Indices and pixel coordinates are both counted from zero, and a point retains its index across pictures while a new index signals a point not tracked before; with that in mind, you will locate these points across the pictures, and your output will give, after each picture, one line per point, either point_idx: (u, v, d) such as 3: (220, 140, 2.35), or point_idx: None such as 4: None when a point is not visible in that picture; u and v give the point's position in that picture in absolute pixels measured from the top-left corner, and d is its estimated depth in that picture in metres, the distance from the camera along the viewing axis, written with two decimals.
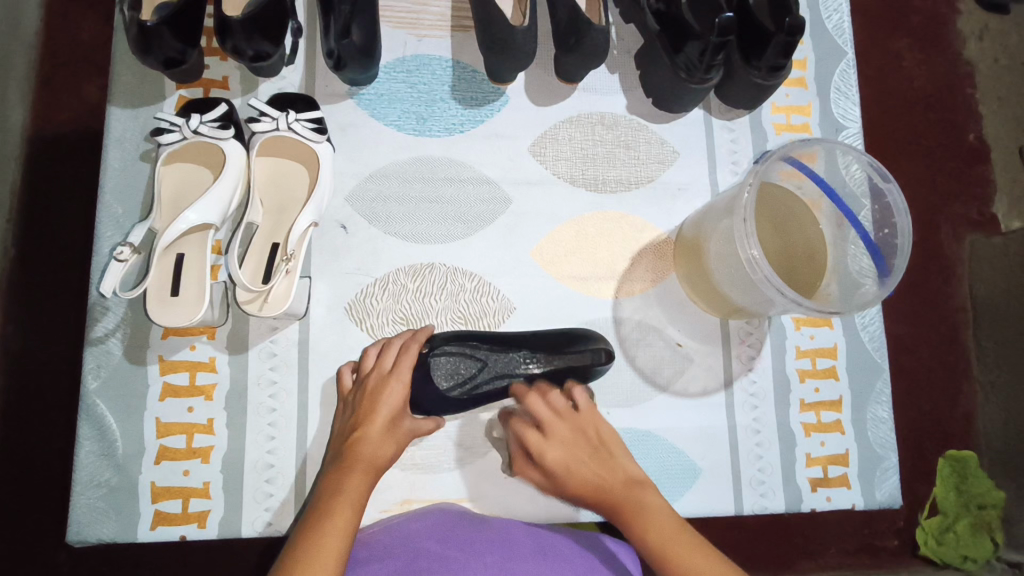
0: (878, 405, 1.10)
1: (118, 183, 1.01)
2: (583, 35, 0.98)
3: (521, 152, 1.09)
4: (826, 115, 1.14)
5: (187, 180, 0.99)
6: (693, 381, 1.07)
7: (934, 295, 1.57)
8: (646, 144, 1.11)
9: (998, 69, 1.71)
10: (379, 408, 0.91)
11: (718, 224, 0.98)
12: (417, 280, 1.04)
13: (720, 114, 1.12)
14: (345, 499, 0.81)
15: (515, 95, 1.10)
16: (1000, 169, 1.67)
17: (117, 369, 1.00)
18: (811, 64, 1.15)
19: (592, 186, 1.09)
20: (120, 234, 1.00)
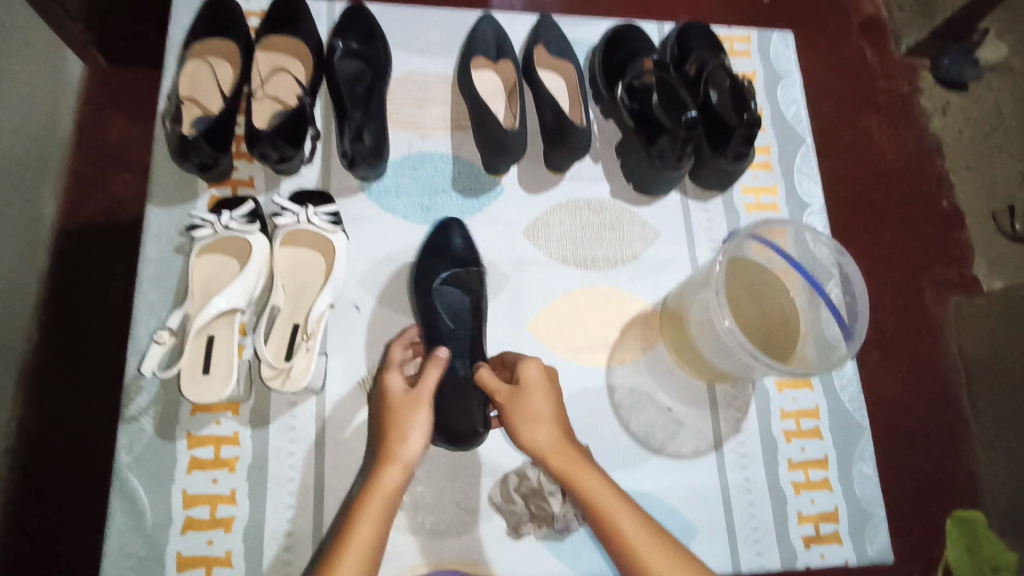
0: (863, 464, 1.13)
1: (153, 273, 1.08)
2: (567, 133, 1.09)
3: (518, 234, 1.16)
4: (792, 194, 1.23)
5: (217, 270, 1.05)
6: (685, 442, 1.10)
7: (923, 355, 1.62)
8: (630, 225, 1.19)
9: (963, 141, 1.84)
10: (408, 418, 0.92)
11: (696, 294, 1.06)
12: None
13: (696, 196, 1.21)
14: (371, 516, 0.84)
15: (509, 184, 1.19)
16: (975, 234, 1.75)
17: (149, 445, 1.03)
18: (774, 149, 1.25)
19: (584, 263, 1.16)
20: (157, 319, 1.06)
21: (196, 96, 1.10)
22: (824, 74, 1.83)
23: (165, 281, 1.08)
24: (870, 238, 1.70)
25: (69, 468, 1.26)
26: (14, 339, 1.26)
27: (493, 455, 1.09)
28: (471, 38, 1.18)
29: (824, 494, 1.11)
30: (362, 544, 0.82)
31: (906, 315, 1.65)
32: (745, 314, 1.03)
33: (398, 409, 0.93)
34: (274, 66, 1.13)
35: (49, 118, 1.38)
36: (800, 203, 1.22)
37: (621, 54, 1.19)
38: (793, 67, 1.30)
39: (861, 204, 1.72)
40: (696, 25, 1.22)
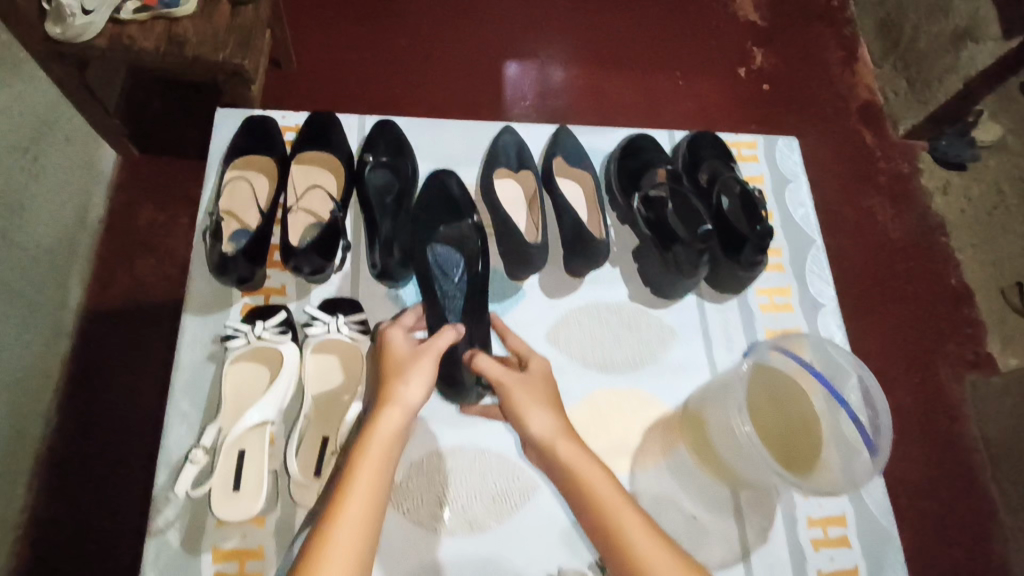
0: (892, 571, 1.10)
1: (186, 381, 1.07)
2: (587, 243, 1.13)
3: (535, 330, 1.17)
4: (804, 295, 1.23)
5: (249, 380, 1.07)
6: (713, 553, 1.07)
7: (945, 437, 1.59)
8: (648, 326, 1.20)
9: (967, 218, 1.86)
10: (410, 372, 0.97)
11: (717, 401, 1.09)
12: (447, 462, 1.11)
13: (711, 297, 1.23)
14: (374, 459, 0.87)
15: (530, 289, 1.20)
16: (985, 311, 1.76)
17: (174, 559, 0.98)
18: (785, 250, 1.27)
19: (602, 366, 1.16)
20: (188, 429, 1.05)
21: (235, 211, 1.15)
22: (826, 157, 1.89)
23: (196, 384, 1.07)
24: (881, 317, 1.71)
25: (82, 558, 1.25)
26: (32, 425, 1.27)
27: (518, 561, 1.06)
28: (494, 149, 1.24)
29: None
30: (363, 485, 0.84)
31: (924, 395, 1.64)
32: (763, 419, 1.05)
33: (399, 363, 0.98)
34: (307, 179, 1.19)
35: (81, 207, 1.43)
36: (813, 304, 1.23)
37: (634, 164, 1.26)
38: (798, 169, 1.33)
39: (870, 283, 1.74)
40: (705, 135, 1.28)
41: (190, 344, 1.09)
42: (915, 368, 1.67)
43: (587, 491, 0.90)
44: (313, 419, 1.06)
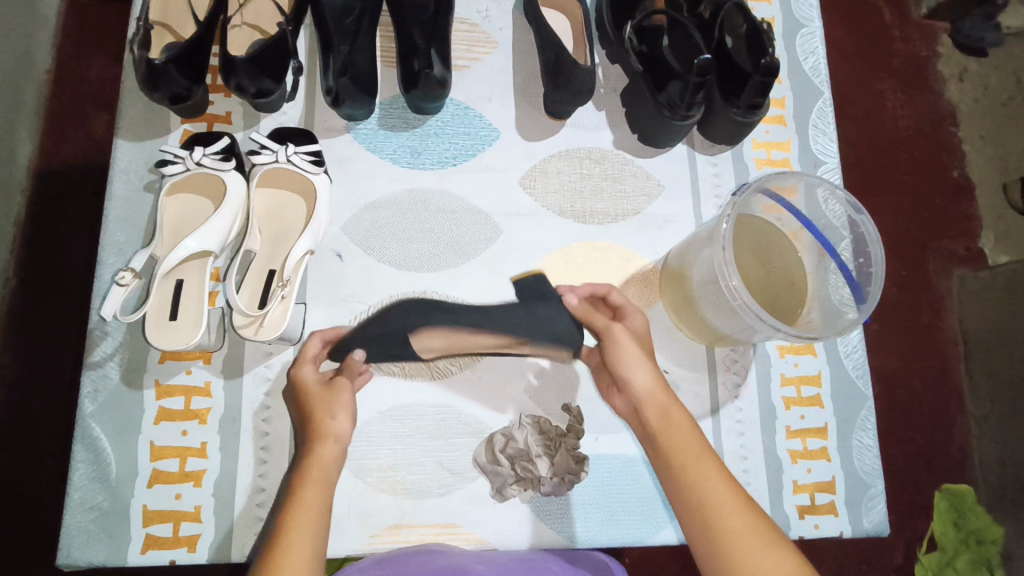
0: (859, 452, 0.69)
1: (133, 179, 0.65)
2: (566, 64, 0.66)
3: (504, 80, 0.73)
4: (794, 79, 0.79)
5: (139, 129, 0.66)
6: (693, 401, 0.68)
7: (928, 342, 0.99)
8: (658, 151, 0.73)
9: (991, 101, 1.11)
10: (329, 402, 0.56)
11: (691, 252, 0.65)
12: (331, 286, 0.65)
13: (703, 149, 0.75)
14: (307, 502, 0.48)
15: (498, 71, 0.73)
16: (986, 202, 1.07)
17: (118, 401, 0.60)
18: (779, 24, 0.80)
19: (581, 210, 0.70)
20: (130, 248, 0.63)
21: None
22: (852, 49, 1.08)
23: (27, 246, 0.82)
24: (885, 208, 1.03)
25: None
26: None
27: (477, 412, 0.64)
28: None
29: (830, 477, 0.68)
30: (307, 527, 0.46)
31: (909, 296, 1.01)
32: (751, 272, 0.64)
33: (314, 396, 0.56)
34: None
35: None
36: (819, 170, 0.76)
37: None
38: (821, 16, 0.82)
39: (875, 156, 1.06)
40: None
41: (17, 221, 0.81)
42: (890, 263, 1.03)
43: (667, 435, 0.53)
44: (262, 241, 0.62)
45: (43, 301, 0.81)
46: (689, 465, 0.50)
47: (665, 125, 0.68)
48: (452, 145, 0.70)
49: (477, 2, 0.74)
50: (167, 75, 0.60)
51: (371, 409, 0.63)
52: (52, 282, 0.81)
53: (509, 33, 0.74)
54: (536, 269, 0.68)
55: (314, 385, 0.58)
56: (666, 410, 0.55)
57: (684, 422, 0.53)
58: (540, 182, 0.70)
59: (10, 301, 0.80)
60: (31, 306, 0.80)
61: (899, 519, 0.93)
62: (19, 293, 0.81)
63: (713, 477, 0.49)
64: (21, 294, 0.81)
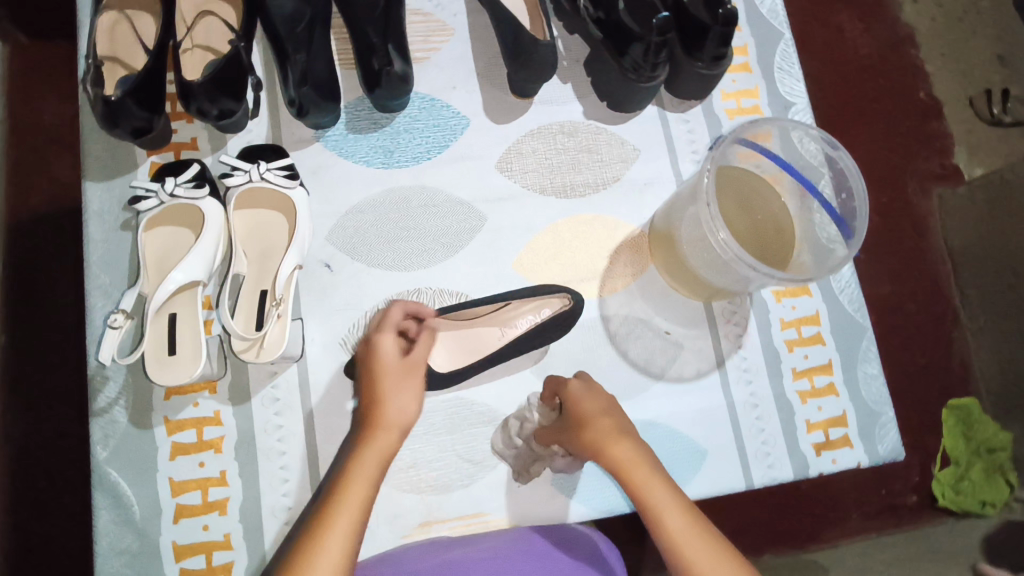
0: (868, 383, 0.70)
1: (108, 220, 0.64)
2: (524, 43, 0.65)
3: (466, 66, 0.72)
4: (754, 22, 0.78)
5: (106, 167, 0.65)
6: (699, 357, 0.68)
7: (917, 264, 1.00)
8: (629, 116, 0.73)
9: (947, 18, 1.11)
10: (398, 385, 0.54)
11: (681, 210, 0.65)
12: (325, 297, 0.64)
13: (672, 107, 0.74)
14: (351, 502, 0.47)
15: (458, 59, 0.72)
16: (954, 119, 1.08)
17: (131, 444, 0.59)
18: None
19: (562, 186, 0.70)
20: (119, 289, 0.62)
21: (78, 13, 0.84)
22: None
23: (10, 303, 0.81)
24: (859, 140, 1.04)
25: None
26: None
27: (489, 400, 0.64)
28: None
29: (841, 411, 0.69)
30: (342, 527, 0.45)
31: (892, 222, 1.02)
32: (735, 223, 0.65)
33: (388, 375, 0.55)
34: None
35: None
36: (790, 112, 0.77)
37: None
38: None
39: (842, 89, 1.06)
40: None
41: None
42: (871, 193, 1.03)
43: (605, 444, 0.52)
44: (249, 262, 0.61)
45: (38, 355, 0.80)
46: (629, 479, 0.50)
47: (634, 88, 0.68)
48: (424, 139, 0.69)
49: None
50: (126, 109, 0.59)
51: None
52: (43, 335, 0.80)
53: (464, 18, 0.73)
54: (525, 250, 0.68)
55: (391, 359, 0.55)
56: (608, 416, 0.54)
57: (618, 425, 0.53)
58: (516, 162, 0.70)
59: (5, 359, 0.79)
60: (25, 362, 0.79)
61: (912, 439, 0.94)
62: (13, 350, 0.80)
63: (658, 488, 0.49)
64: (14, 350, 0.80)
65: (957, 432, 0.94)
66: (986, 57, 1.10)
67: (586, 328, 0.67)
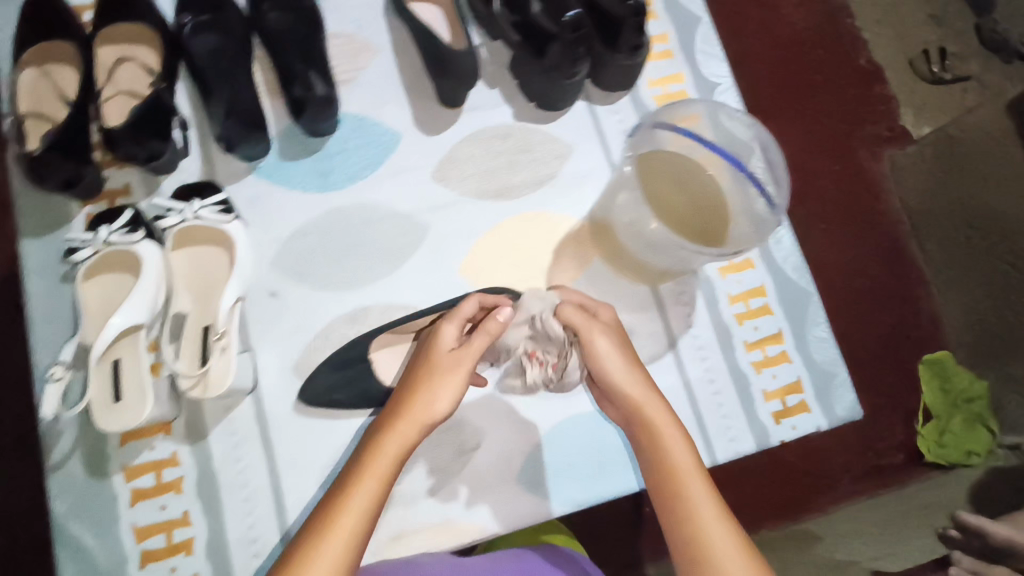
0: (820, 347, 0.72)
1: (47, 273, 0.64)
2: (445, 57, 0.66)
3: (393, 81, 0.72)
4: (672, 8, 0.80)
5: (40, 221, 0.65)
6: (652, 341, 0.69)
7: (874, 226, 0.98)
8: (560, 115, 0.74)
9: None
10: (438, 378, 0.50)
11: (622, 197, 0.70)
12: (273, 325, 0.64)
13: (601, 101, 0.75)
14: (375, 484, 0.46)
15: (384, 75, 0.72)
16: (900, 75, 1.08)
17: (89, 494, 0.59)
18: None
19: (501, 189, 0.71)
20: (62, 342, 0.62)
21: None
22: None
23: None
24: None
25: None
26: None
27: None
28: None
29: (795, 378, 0.70)
30: (355, 521, 0.44)
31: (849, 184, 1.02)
32: (675, 204, 0.66)
33: (436, 365, 0.50)
34: None
35: None
36: (715, 92, 0.78)
37: None
38: None
39: None
40: None
41: None
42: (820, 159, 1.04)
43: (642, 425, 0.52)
44: (190, 300, 0.62)
45: None
46: (655, 438, 0.51)
47: (560, 89, 0.70)
48: (358, 158, 0.70)
49: (348, 12, 0.73)
50: (51, 163, 0.59)
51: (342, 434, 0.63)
52: None
53: (386, 34, 0.73)
54: (471, 254, 0.68)
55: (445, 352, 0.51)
56: (643, 396, 0.53)
57: (653, 400, 0.53)
58: (453, 171, 0.70)
59: None
60: None
61: None
62: None
63: (679, 451, 0.50)
64: None
65: (935, 385, 0.91)
66: (923, 15, 1.06)
67: None
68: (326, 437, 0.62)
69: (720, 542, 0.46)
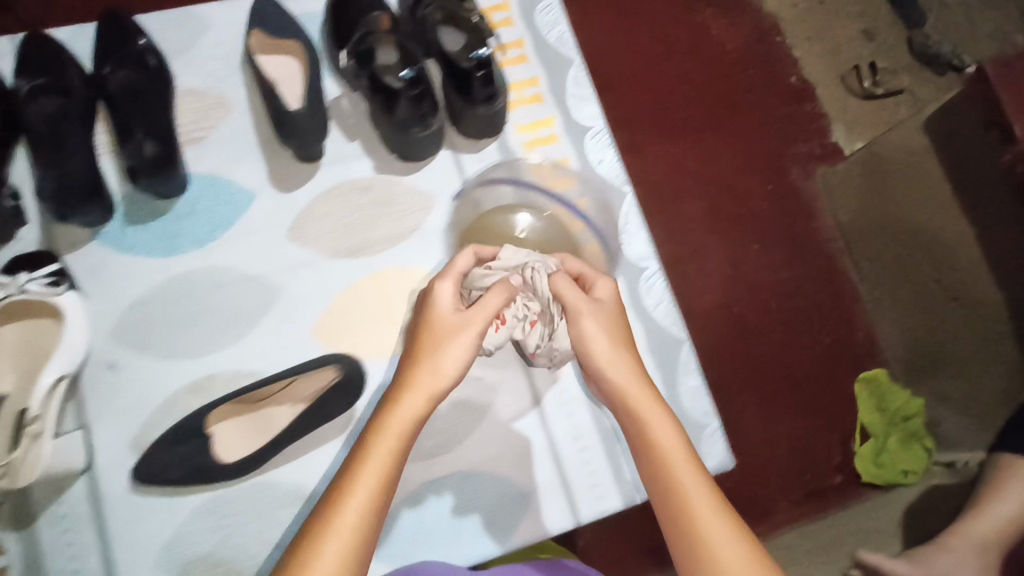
0: (691, 397, 0.71)
1: None
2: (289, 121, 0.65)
3: (247, 138, 0.70)
4: (544, 51, 0.79)
5: None
6: (514, 398, 0.68)
7: (803, 247, 0.98)
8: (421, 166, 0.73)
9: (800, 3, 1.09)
10: (445, 342, 0.51)
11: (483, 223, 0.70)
12: (112, 399, 0.62)
13: (466, 148, 0.74)
14: (381, 460, 0.46)
15: (238, 132, 0.70)
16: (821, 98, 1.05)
17: None
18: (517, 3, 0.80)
19: (356, 246, 0.69)
20: None
21: None
22: None
23: None
24: None
25: None
26: None
27: (296, 478, 0.63)
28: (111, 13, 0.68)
29: None
30: (364, 496, 0.44)
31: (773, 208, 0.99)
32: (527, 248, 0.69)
33: (440, 331, 0.52)
34: None
35: None
36: (587, 135, 0.77)
37: None
38: None
39: None
40: None
41: None
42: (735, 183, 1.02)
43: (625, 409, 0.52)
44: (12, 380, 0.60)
45: None
46: (644, 422, 0.51)
47: (413, 142, 0.69)
48: (206, 220, 0.68)
49: (200, 66, 0.71)
50: None
51: (183, 510, 0.61)
52: None
53: (242, 89, 0.71)
54: (324, 315, 0.67)
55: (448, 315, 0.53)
56: (635, 377, 0.53)
57: (638, 383, 0.53)
58: (308, 230, 0.69)
59: None
60: None
61: None
62: None
63: (666, 431, 0.50)
64: None
65: (871, 404, 0.93)
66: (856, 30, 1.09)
67: None
68: (168, 515, 0.61)
69: (710, 516, 0.46)
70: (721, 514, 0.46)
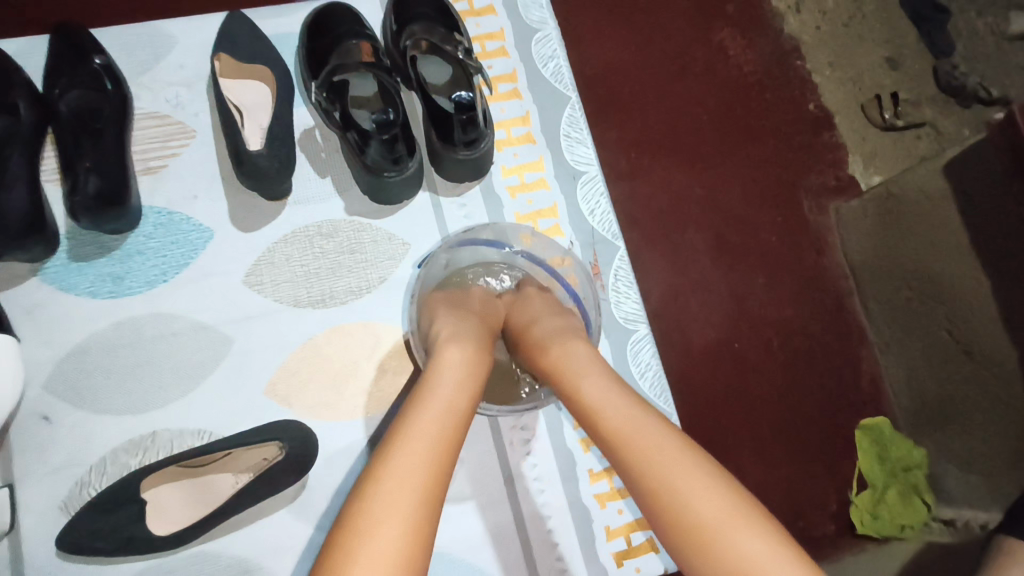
0: None
1: None
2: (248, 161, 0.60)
3: (209, 171, 0.65)
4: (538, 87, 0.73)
5: None
6: (481, 471, 0.62)
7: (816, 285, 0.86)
8: (398, 210, 0.67)
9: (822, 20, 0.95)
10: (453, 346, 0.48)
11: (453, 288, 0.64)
12: (42, 454, 0.57)
13: (448, 192, 0.69)
14: (407, 464, 0.38)
15: (200, 164, 0.65)
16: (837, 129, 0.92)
17: None
18: (512, 34, 0.74)
19: (319, 296, 0.64)
20: None
21: None
22: None
23: None
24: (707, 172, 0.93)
25: None
26: None
27: (239, 550, 0.58)
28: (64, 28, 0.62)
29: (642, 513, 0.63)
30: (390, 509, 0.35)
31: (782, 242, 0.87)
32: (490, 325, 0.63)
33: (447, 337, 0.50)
34: None
35: None
36: (577, 182, 0.71)
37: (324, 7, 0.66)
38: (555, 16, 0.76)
39: None
40: None
41: None
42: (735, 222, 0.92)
43: (597, 426, 0.44)
44: None
45: None
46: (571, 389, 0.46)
47: (389, 188, 0.63)
48: (159, 260, 0.62)
49: (165, 90, 0.66)
50: None
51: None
52: None
53: (207, 117, 0.66)
54: (280, 370, 0.62)
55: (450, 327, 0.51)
56: (572, 359, 0.48)
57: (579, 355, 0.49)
58: (267, 278, 0.63)
59: None
60: None
61: None
62: None
63: (602, 397, 0.45)
64: None
65: (870, 452, 0.82)
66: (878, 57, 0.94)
67: (353, 454, 0.61)
68: None
69: (698, 486, 0.38)
70: (711, 485, 0.38)
